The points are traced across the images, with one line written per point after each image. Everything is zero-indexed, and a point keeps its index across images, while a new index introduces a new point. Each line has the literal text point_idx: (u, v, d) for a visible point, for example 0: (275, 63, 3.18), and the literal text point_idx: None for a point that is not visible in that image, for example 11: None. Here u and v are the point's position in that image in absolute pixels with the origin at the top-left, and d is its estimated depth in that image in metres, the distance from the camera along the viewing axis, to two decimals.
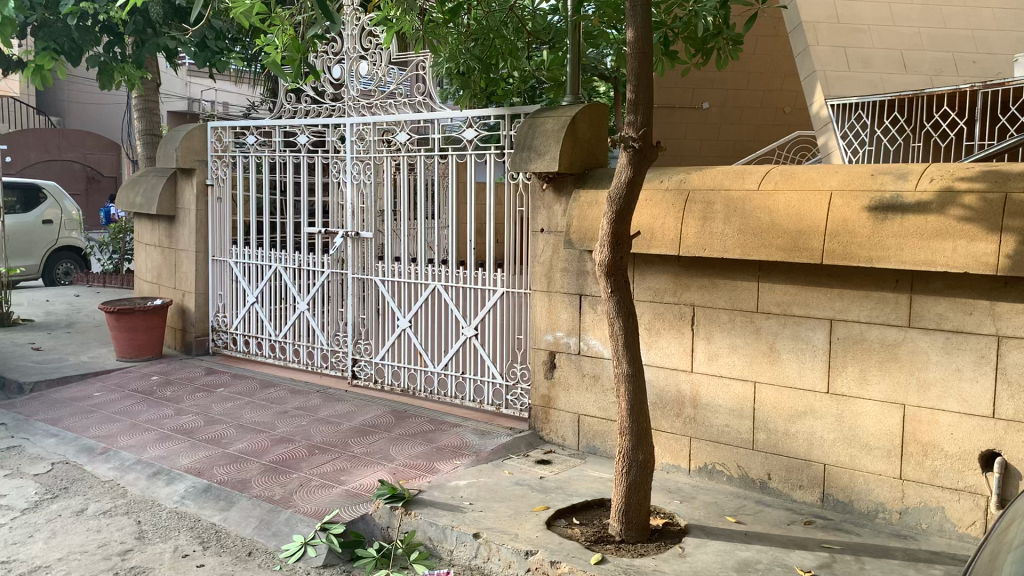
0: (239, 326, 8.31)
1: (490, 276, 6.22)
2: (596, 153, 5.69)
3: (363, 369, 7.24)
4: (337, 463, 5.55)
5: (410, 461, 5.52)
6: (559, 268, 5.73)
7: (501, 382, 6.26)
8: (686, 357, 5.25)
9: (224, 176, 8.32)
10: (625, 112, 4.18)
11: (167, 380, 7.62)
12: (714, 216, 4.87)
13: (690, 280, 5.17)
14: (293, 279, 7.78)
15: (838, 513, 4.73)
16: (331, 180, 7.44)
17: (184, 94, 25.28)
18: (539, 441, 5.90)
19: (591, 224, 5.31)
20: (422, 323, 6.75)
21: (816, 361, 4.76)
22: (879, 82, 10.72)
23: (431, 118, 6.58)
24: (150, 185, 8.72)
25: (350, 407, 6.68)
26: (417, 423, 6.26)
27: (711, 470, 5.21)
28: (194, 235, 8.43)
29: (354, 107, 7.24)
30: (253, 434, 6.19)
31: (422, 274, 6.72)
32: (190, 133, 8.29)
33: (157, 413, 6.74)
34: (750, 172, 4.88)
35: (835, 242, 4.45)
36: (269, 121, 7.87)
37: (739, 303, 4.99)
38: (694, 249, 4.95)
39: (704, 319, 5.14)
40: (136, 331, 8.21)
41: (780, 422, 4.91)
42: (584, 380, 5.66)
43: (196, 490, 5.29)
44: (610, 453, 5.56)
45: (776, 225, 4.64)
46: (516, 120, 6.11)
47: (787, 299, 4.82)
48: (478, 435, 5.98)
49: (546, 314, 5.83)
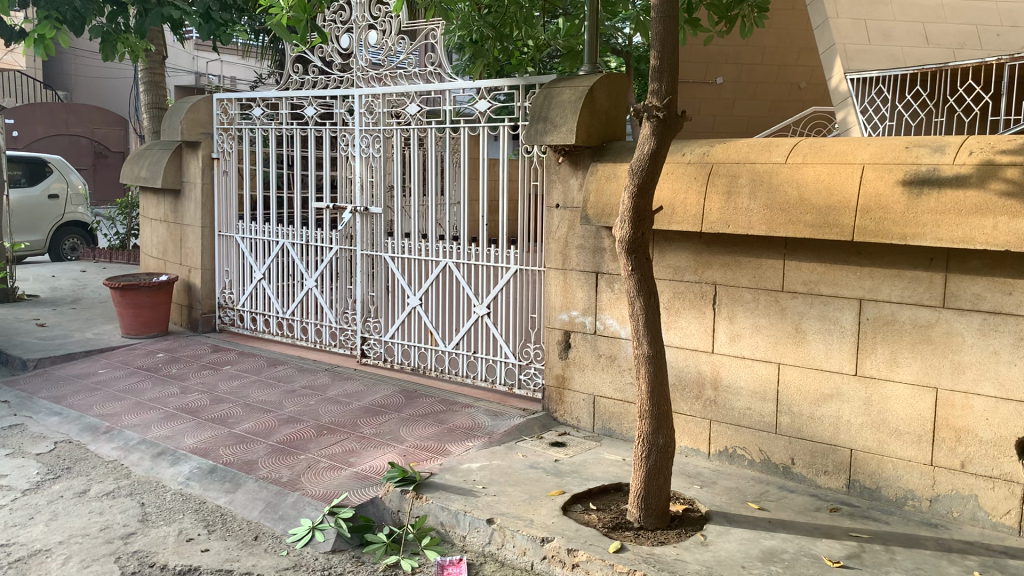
0: (245, 302, 8.16)
1: (503, 253, 6.03)
2: (614, 125, 5.48)
3: (372, 348, 7.08)
4: (345, 444, 5.40)
5: (421, 442, 5.37)
6: (575, 245, 5.54)
7: (514, 362, 6.09)
8: (707, 338, 5.07)
9: (230, 149, 8.13)
10: (649, 80, 3.97)
11: (173, 358, 7.48)
12: (739, 191, 4.67)
13: (712, 257, 4.98)
14: (300, 255, 7.61)
15: (865, 500, 4.56)
16: (340, 154, 7.24)
17: (191, 69, 25.07)
18: (553, 422, 5.74)
19: (609, 199, 5.11)
20: (433, 301, 6.57)
21: (844, 342, 4.57)
22: (899, 55, 10.44)
23: (443, 89, 6.37)
24: (155, 159, 8.53)
25: (359, 387, 6.53)
26: (428, 404, 6.10)
27: (732, 454, 5.04)
28: (200, 209, 8.26)
29: (363, 77, 7.03)
30: (260, 413, 6.05)
31: (432, 250, 6.53)
32: (195, 105, 8.10)
33: (162, 391, 6.61)
34: (777, 144, 4.68)
35: (867, 218, 4.25)
36: (276, 93, 7.66)
37: (764, 282, 4.80)
38: (716, 225, 4.75)
39: (726, 299, 4.95)
40: (141, 308, 8.06)
41: (805, 405, 4.73)
42: (600, 361, 5.49)
43: (201, 471, 5.16)
44: (626, 436, 5.40)
45: (804, 201, 4.44)
46: (531, 91, 5.89)
47: (814, 278, 4.62)
48: (491, 416, 5.82)
49: (561, 293, 5.64)
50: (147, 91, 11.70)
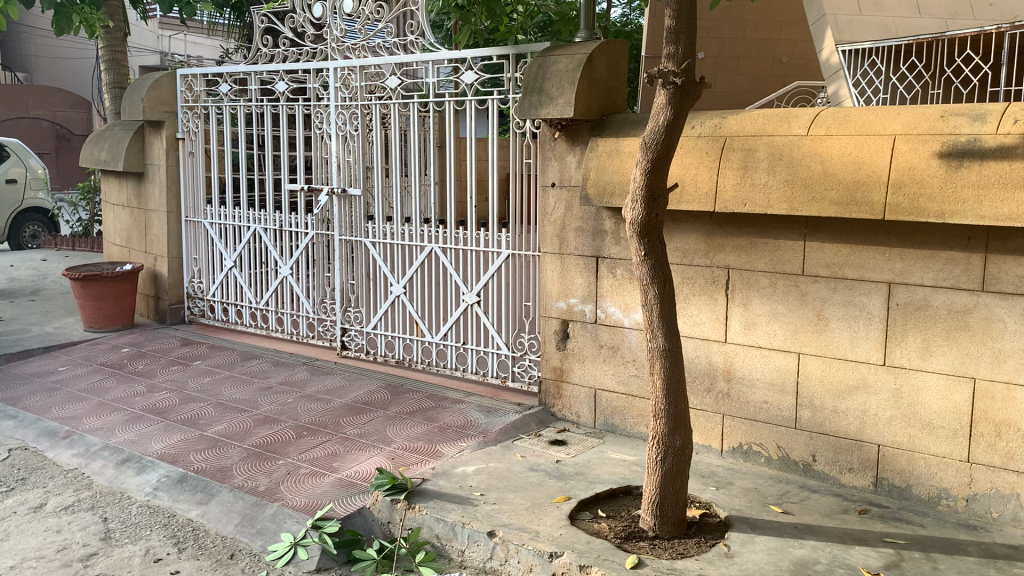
0: (216, 292, 7.67)
1: (494, 236, 5.62)
2: (614, 97, 5.06)
3: (353, 340, 6.65)
4: (328, 447, 4.97)
5: (410, 443, 4.95)
6: (573, 227, 5.14)
7: (507, 353, 5.69)
8: (719, 326, 4.69)
9: (195, 128, 7.61)
10: (663, 43, 3.57)
11: (139, 353, 6.99)
12: (756, 165, 4.27)
13: (724, 239, 4.59)
14: (273, 241, 7.14)
15: (894, 500, 4.22)
16: (314, 132, 6.77)
17: (155, 49, 24.25)
18: (551, 418, 5.34)
19: (611, 177, 4.71)
20: (418, 289, 6.15)
21: (870, 330, 4.21)
22: (891, 26, 10.04)
23: (427, 60, 5.92)
24: (116, 139, 7.98)
25: (340, 382, 6.09)
26: (415, 400, 5.68)
27: (747, 451, 4.67)
28: (165, 193, 7.74)
29: (338, 48, 6.54)
30: (234, 413, 5.60)
31: (417, 235, 6.10)
32: (158, 81, 7.56)
33: (128, 390, 6.13)
34: (797, 115, 4.29)
35: (901, 194, 3.87)
36: (243, 68, 7.13)
37: (782, 265, 4.42)
38: (731, 204, 4.35)
39: (740, 284, 4.57)
40: (104, 300, 7.56)
41: (827, 398, 4.37)
42: (601, 352, 5.10)
43: (171, 480, 4.71)
44: (631, 432, 5.02)
45: (830, 176, 4.05)
46: (522, 61, 5.44)
47: (837, 261, 4.25)
48: (484, 412, 5.41)
49: (558, 279, 5.24)
50: (107, 70, 11.06)
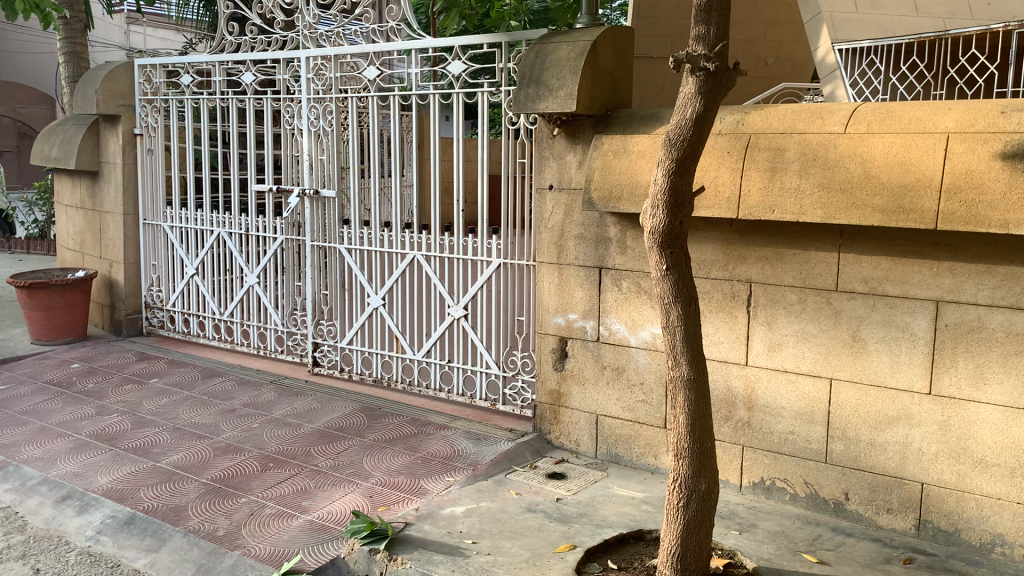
0: (177, 302, 7.07)
1: (483, 244, 5.08)
2: (619, 89, 4.55)
3: (326, 356, 6.09)
4: (297, 482, 4.41)
5: (390, 478, 4.39)
6: (573, 235, 4.61)
7: (497, 373, 5.15)
8: (739, 347, 4.18)
9: (154, 123, 6.99)
10: (694, 24, 3.05)
11: (90, 369, 6.36)
12: (786, 167, 3.77)
13: (745, 249, 4.08)
14: (239, 246, 6.55)
15: (939, 546, 3.73)
16: (284, 128, 6.19)
17: (119, 43, 23.33)
18: (547, 446, 4.81)
19: (618, 179, 4.20)
20: (399, 301, 5.60)
21: (914, 353, 3.72)
22: (888, 25, 9.53)
23: (409, 48, 5.36)
24: (68, 136, 7.34)
25: (311, 404, 5.52)
26: (395, 425, 5.12)
27: (769, 488, 4.17)
28: (122, 193, 7.11)
29: (311, 36, 5.95)
30: (191, 441, 5.00)
31: (397, 241, 5.54)
32: (113, 72, 6.93)
33: (74, 413, 5.51)
34: (832, 110, 3.80)
35: (956, 201, 3.38)
36: (206, 57, 6.52)
37: (813, 280, 3.92)
38: (757, 211, 3.85)
39: (763, 299, 4.07)
40: (54, 309, 6.92)
41: (863, 429, 3.88)
42: (603, 374, 4.58)
43: (116, 522, 4.11)
44: (637, 463, 4.51)
45: (872, 179, 3.56)
46: (516, 50, 4.90)
47: (877, 276, 3.75)
48: (473, 440, 4.86)
49: (556, 292, 4.71)
50: (64, 61, 10.35)
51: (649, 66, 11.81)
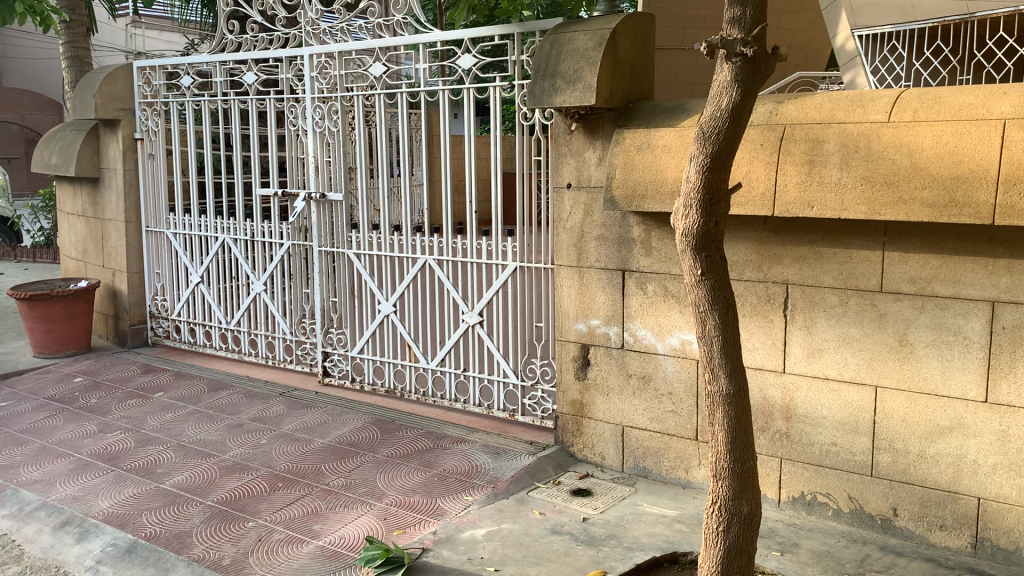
0: (182, 311, 6.84)
1: (498, 246, 4.83)
2: (640, 79, 4.28)
3: (336, 365, 5.84)
4: (307, 504, 4.16)
5: (405, 498, 4.14)
6: (593, 236, 4.35)
7: (515, 382, 4.89)
8: (775, 354, 3.91)
9: (154, 127, 6.75)
10: (728, 5, 2.78)
11: (94, 384, 6.14)
12: (825, 160, 3.49)
13: (781, 248, 3.80)
14: (244, 253, 6.31)
15: (999, 566, 3.44)
16: (287, 130, 5.95)
17: (123, 47, 23.11)
18: (570, 460, 4.55)
19: (642, 177, 3.93)
20: (411, 308, 5.35)
21: (968, 359, 3.43)
22: (909, 7, 8.66)
23: (416, 43, 5.09)
24: (67, 142, 7.12)
25: (322, 418, 5.28)
26: (409, 439, 4.87)
27: (810, 503, 3.90)
28: (123, 200, 6.89)
29: (313, 32, 5.70)
30: (197, 459, 4.77)
31: (408, 245, 5.29)
32: (111, 75, 6.70)
33: (76, 431, 5.28)
34: (873, 97, 3.52)
35: (1015, 193, 3.09)
36: (206, 57, 6.28)
37: (855, 280, 3.64)
38: (795, 208, 3.57)
39: (801, 301, 3.80)
40: (54, 322, 6.71)
41: (912, 440, 3.60)
42: (629, 384, 4.32)
43: (117, 551, 3.87)
44: (666, 477, 4.25)
45: (920, 171, 3.28)
46: (529, 41, 4.64)
47: (925, 275, 3.48)
48: (491, 455, 4.61)
49: (576, 297, 4.45)
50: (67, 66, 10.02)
51: (666, 54, 11.48)
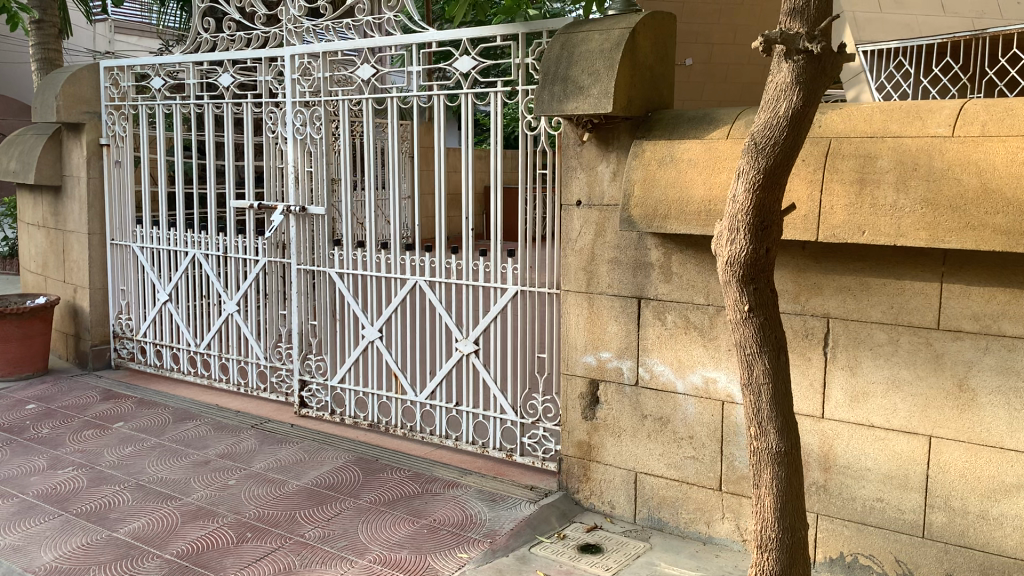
0: (148, 332, 6.33)
1: (497, 268, 4.37)
2: (661, 87, 3.85)
3: (315, 396, 5.36)
4: (280, 560, 3.65)
5: (391, 555, 3.64)
6: (605, 259, 3.90)
7: (513, 420, 4.42)
8: (813, 397, 3.47)
9: (122, 132, 6.25)
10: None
11: (47, 412, 5.59)
12: (878, 178, 3.06)
13: (822, 277, 3.37)
14: (216, 269, 5.80)
15: None
16: (265, 137, 5.47)
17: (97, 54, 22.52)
18: (574, 508, 4.08)
19: (664, 194, 3.48)
20: (398, 334, 4.86)
21: None
22: (914, 25, 8.57)
23: (408, 43, 4.64)
24: (27, 147, 6.60)
25: (298, 455, 4.77)
26: (394, 482, 4.38)
27: (850, 565, 3.44)
28: (86, 210, 6.37)
29: (296, 31, 5.23)
30: (157, 503, 4.24)
31: (395, 265, 4.82)
32: (76, 75, 6.18)
33: (22, 466, 4.73)
34: (932, 109, 3.10)
35: None
36: (179, 57, 5.79)
37: (908, 315, 3.21)
38: (842, 232, 3.14)
39: (845, 338, 3.36)
40: (7, 342, 6.17)
41: (972, 499, 3.15)
42: (643, 425, 3.86)
43: None
44: (683, 531, 3.79)
45: (991, 193, 2.85)
46: (536, 43, 4.20)
47: (991, 312, 3.04)
48: (488, 502, 4.13)
49: (585, 326, 3.99)
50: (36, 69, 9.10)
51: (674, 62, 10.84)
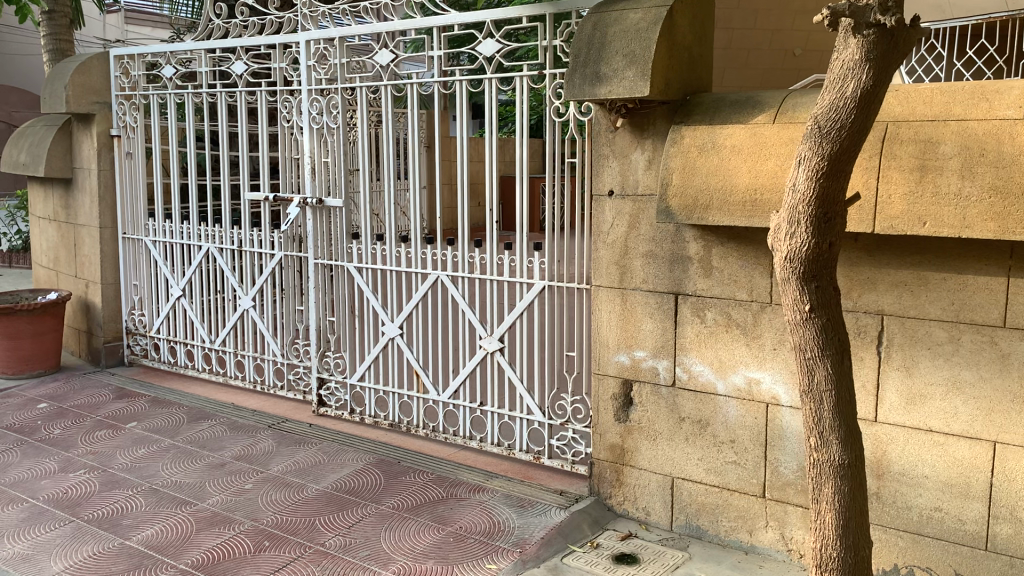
0: (162, 328, 6.16)
1: (522, 262, 4.16)
2: (699, 69, 3.63)
3: (333, 394, 5.18)
4: (299, 571, 3.47)
5: (415, 567, 3.45)
6: (640, 253, 3.68)
7: (541, 421, 4.22)
8: (865, 400, 3.25)
9: (133, 122, 6.07)
10: None
11: (59, 412, 5.44)
12: (942, 165, 2.83)
13: (876, 272, 3.15)
14: (230, 263, 5.63)
15: None
16: (280, 125, 5.27)
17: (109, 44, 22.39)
18: (607, 515, 3.87)
19: (705, 183, 3.26)
20: (419, 331, 4.65)
21: None
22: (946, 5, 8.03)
23: (429, 26, 4.42)
24: (37, 138, 6.44)
25: (316, 457, 4.59)
26: (417, 487, 4.19)
27: None
28: (97, 203, 6.21)
29: (312, 16, 5.02)
30: (171, 508, 4.08)
31: (416, 259, 4.63)
32: (85, 64, 6.00)
33: (33, 469, 4.58)
34: (1000, 89, 2.85)
35: None
36: (190, 44, 5.60)
37: (971, 312, 2.99)
38: (901, 223, 2.91)
39: (900, 337, 3.14)
40: (18, 339, 6.02)
41: None
42: (680, 427, 3.65)
43: None
44: (724, 540, 3.58)
45: None
46: (565, 24, 3.97)
47: None
48: (516, 509, 3.93)
49: (618, 323, 3.78)
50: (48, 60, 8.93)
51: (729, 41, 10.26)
